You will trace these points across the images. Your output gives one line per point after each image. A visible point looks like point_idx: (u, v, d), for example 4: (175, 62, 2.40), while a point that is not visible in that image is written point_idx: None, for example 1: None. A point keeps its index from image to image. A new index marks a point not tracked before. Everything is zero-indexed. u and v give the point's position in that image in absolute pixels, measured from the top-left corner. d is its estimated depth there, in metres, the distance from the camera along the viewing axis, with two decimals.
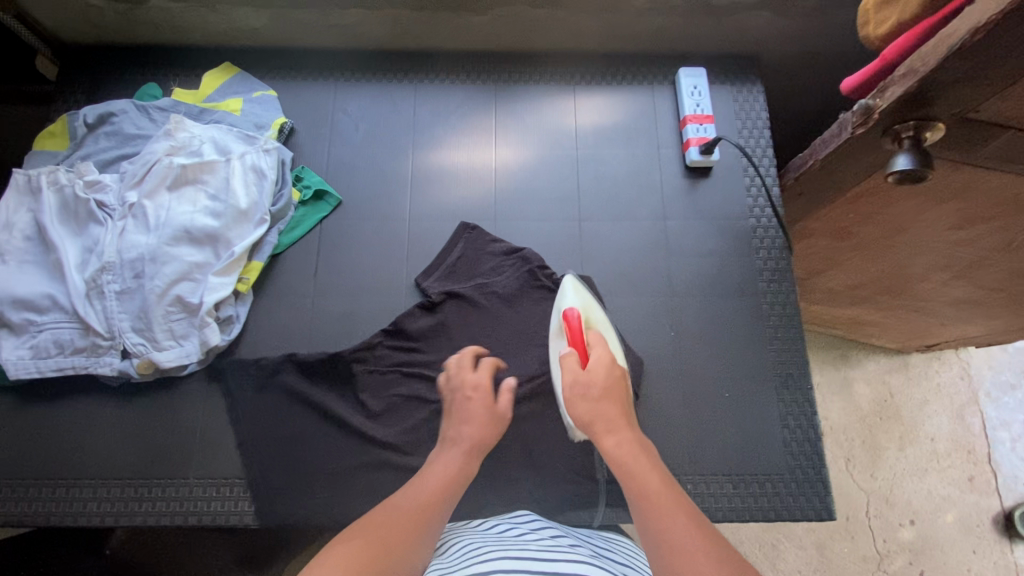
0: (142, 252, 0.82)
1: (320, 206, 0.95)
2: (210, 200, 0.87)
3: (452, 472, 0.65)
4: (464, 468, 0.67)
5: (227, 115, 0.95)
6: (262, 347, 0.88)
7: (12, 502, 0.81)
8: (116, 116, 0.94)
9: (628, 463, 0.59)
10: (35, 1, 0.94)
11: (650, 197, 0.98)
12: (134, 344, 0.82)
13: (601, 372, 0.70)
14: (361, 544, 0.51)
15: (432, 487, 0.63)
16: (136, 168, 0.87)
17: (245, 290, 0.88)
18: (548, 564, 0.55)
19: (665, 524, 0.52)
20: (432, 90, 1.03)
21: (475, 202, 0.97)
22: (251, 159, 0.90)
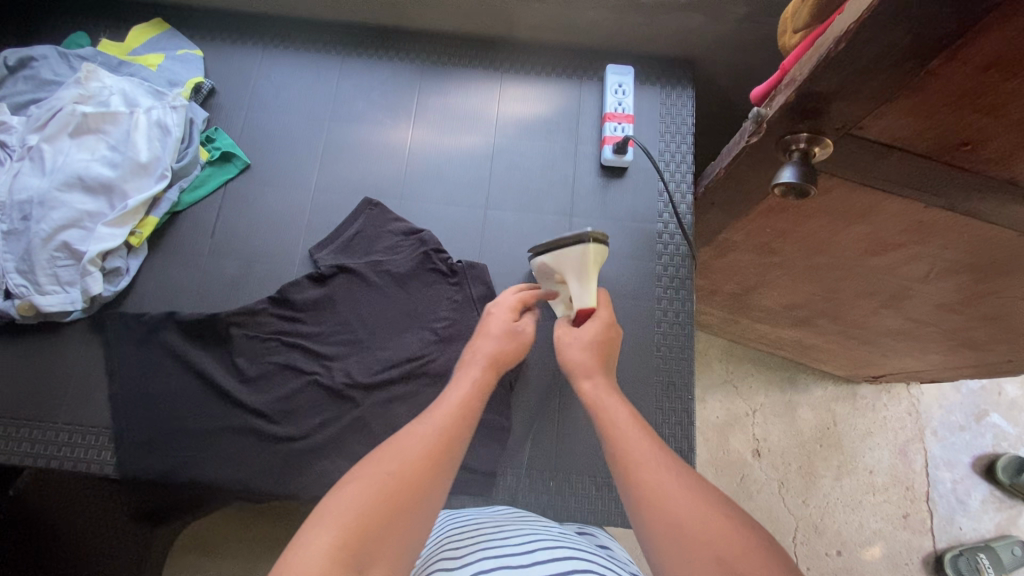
0: (32, 195, 0.83)
1: (227, 168, 0.95)
2: (110, 150, 0.87)
3: (466, 396, 0.65)
4: (481, 379, 0.68)
5: (142, 69, 0.95)
6: (150, 303, 0.89)
7: None
8: (36, 60, 0.95)
9: (602, 400, 0.65)
10: None
11: (560, 192, 0.96)
12: (14, 286, 0.82)
13: (594, 330, 0.73)
14: (373, 488, 0.52)
15: (445, 415, 0.62)
16: (42, 112, 0.88)
17: (137, 244, 0.88)
18: (521, 556, 0.55)
19: (631, 454, 0.58)
20: (361, 65, 1.02)
21: (385, 180, 0.96)
22: (157, 114, 0.90)
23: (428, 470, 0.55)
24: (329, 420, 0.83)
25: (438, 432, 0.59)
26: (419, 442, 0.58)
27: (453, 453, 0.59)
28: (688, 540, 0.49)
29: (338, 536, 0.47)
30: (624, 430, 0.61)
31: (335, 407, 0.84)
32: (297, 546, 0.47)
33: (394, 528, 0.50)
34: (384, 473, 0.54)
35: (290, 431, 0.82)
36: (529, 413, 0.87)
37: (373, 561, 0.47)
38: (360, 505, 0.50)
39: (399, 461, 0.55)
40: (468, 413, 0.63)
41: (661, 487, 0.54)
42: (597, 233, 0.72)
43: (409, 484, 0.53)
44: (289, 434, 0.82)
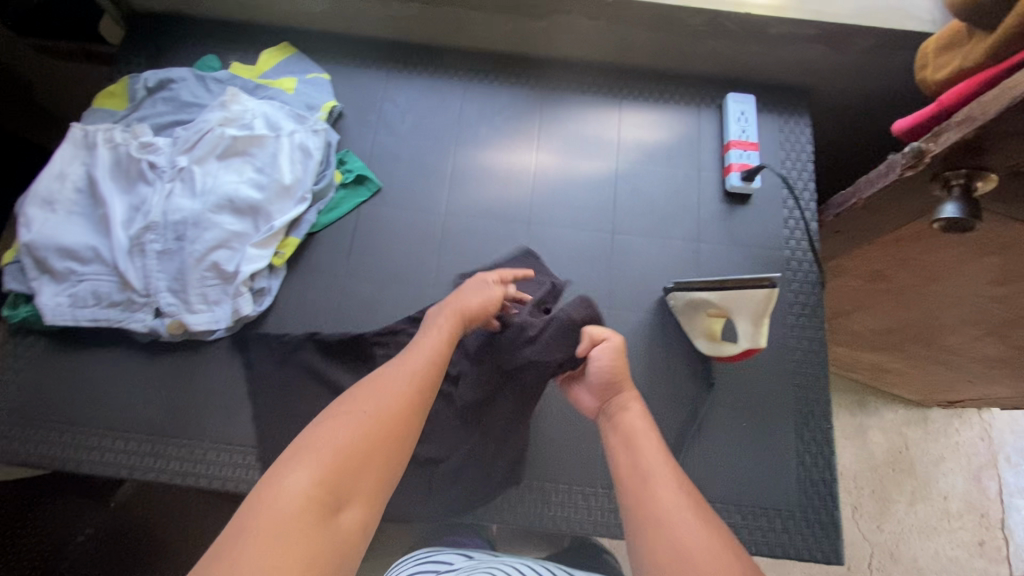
0: (185, 216, 0.86)
1: (359, 191, 0.97)
2: (256, 172, 0.90)
3: (441, 343, 0.66)
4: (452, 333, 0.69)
5: (280, 93, 0.97)
6: (289, 323, 0.90)
7: (41, 443, 0.83)
8: (175, 83, 0.97)
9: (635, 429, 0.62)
10: None
11: (684, 218, 0.97)
12: (166, 304, 0.85)
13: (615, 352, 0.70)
14: (353, 430, 0.53)
15: (419, 361, 0.63)
16: (189, 134, 0.91)
17: (279, 264, 0.90)
18: None
19: (662, 492, 0.55)
20: (479, 88, 1.04)
21: (511, 203, 0.98)
22: (299, 138, 0.93)
23: (407, 414, 0.57)
24: (473, 442, 0.84)
25: (409, 383, 0.60)
26: (393, 389, 0.58)
27: (424, 398, 0.60)
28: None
29: (314, 476, 0.49)
30: (656, 484, 0.56)
31: (477, 430, 0.85)
32: (274, 484, 0.48)
33: (367, 471, 0.52)
34: (358, 418, 0.55)
35: (434, 452, 0.84)
36: (669, 443, 0.85)
37: (350, 500, 0.50)
38: (335, 443, 0.52)
39: (377, 405, 0.56)
40: (436, 359, 0.64)
41: (682, 531, 0.51)
42: (771, 292, 0.68)
43: (388, 429, 0.55)
44: (436, 455, 0.83)
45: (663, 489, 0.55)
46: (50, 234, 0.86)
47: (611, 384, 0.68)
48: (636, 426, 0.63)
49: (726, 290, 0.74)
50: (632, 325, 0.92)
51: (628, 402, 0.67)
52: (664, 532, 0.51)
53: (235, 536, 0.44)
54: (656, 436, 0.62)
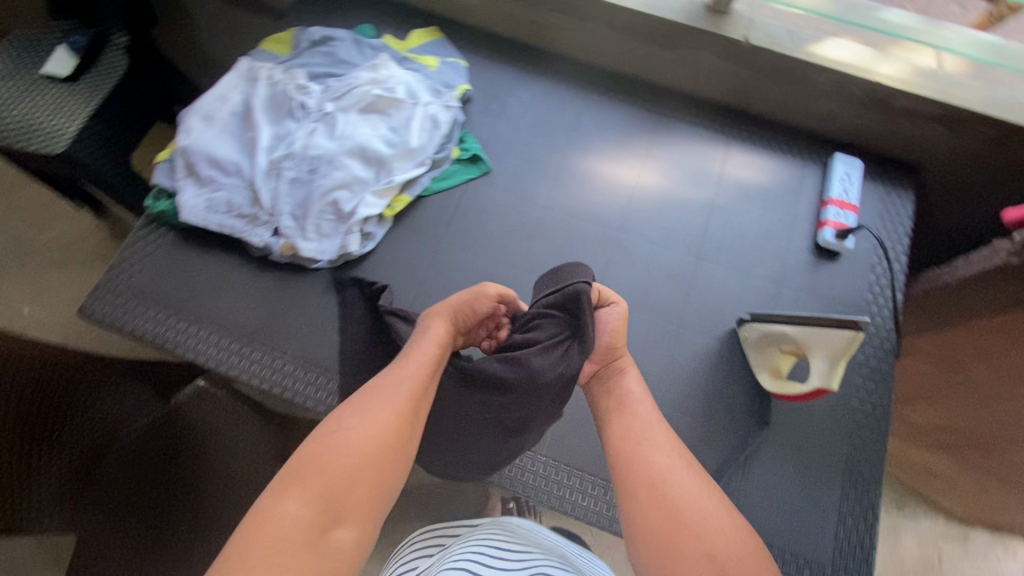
0: (322, 154, 0.96)
1: (471, 168, 1.05)
2: (389, 131, 0.99)
3: (429, 360, 0.67)
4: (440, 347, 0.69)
5: (423, 67, 1.07)
6: (382, 270, 0.98)
7: (150, 321, 0.93)
8: (335, 41, 1.09)
9: (629, 396, 0.68)
10: None
11: (769, 260, 1.00)
12: (285, 226, 0.94)
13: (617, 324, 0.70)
14: (343, 456, 0.56)
15: (409, 379, 0.64)
16: (339, 86, 1.01)
17: (387, 216, 0.98)
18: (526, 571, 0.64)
19: (656, 457, 0.62)
20: (597, 101, 1.11)
21: (605, 209, 1.03)
22: (432, 109, 1.02)
23: (395, 439, 0.59)
24: None
25: (399, 407, 0.61)
26: (383, 412, 0.60)
27: (412, 420, 0.62)
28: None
29: (309, 502, 0.52)
30: (648, 446, 0.63)
31: None
32: (272, 512, 0.51)
33: (359, 492, 0.55)
34: (348, 444, 0.57)
35: None
36: (710, 467, 0.86)
37: (344, 519, 0.54)
38: (328, 471, 0.55)
39: (367, 431, 0.58)
40: (425, 378, 0.65)
41: (682, 494, 0.59)
42: (859, 334, 0.73)
43: (379, 453, 0.57)
44: None
45: (658, 452, 0.62)
46: (204, 145, 0.98)
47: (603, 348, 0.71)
48: (630, 391, 0.69)
49: (804, 326, 0.78)
50: (697, 348, 0.94)
51: (626, 368, 0.71)
52: (660, 491, 0.59)
53: (237, 556, 0.47)
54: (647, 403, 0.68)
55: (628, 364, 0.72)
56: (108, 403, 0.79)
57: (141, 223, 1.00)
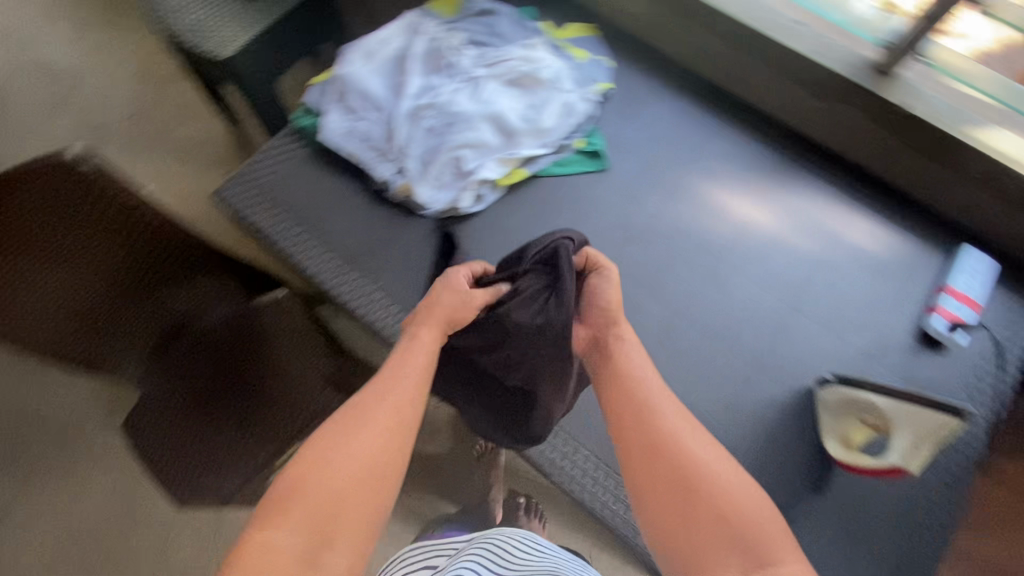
0: (460, 113, 1.01)
1: (590, 162, 1.06)
2: (526, 107, 1.03)
3: (415, 378, 0.70)
4: (425, 363, 0.72)
5: (573, 57, 1.10)
6: (481, 232, 1.01)
7: (271, 220, 1.02)
8: (498, 14, 1.14)
9: (633, 359, 0.71)
10: None
11: (865, 332, 0.96)
12: (409, 168, 1.00)
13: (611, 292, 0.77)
14: (329, 482, 0.59)
15: (394, 395, 0.68)
16: (493, 56, 1.06)
17: (502, 184, 1.01)
18: None
19: (660, 419, 0.65)
20: (728, 132, 1.11)
21: (708, 235, 1.03)
22: (572, 98, 1.05)
23: (381, 461, 0.62)
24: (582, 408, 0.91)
25: (383, 429, 0.64)
26: (367, 438, 0.63)
27: (396, 438, 0.64)
28: (701, 538, 0.57)
29: (302, 528, 0.55)
30: (653, 408, 0.66)
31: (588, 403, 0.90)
32: (268, 541, 0.54)
33: (351, 516, 0.58)
34: (335, 470, 0.60)
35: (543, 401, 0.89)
36: None
37: (339, 541, 0.56)
38: (315, 499, 0.58)
39: (354, 456, 0.61)
40: (409, 398, 0.68)
41: (688, 454, 0.62)
42: (961, 424, 0.74)
43: (366, 477, 0.61)
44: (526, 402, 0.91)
45: (661, 414, 0.65)
46: (359, 77, 1.05)
47: (602, 316, 0.76)
48: (630, 354, 0.72)
49: (903, 404, 0.77)
50: (767, 397, 0.91)
51: (624, 332, 0.74)
52: (669, 451, 0.63)
53: None
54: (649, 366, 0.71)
55: (619, 322, 0.75)
56: (183, 292, 0.96)
57: (284, 132, 1.09)
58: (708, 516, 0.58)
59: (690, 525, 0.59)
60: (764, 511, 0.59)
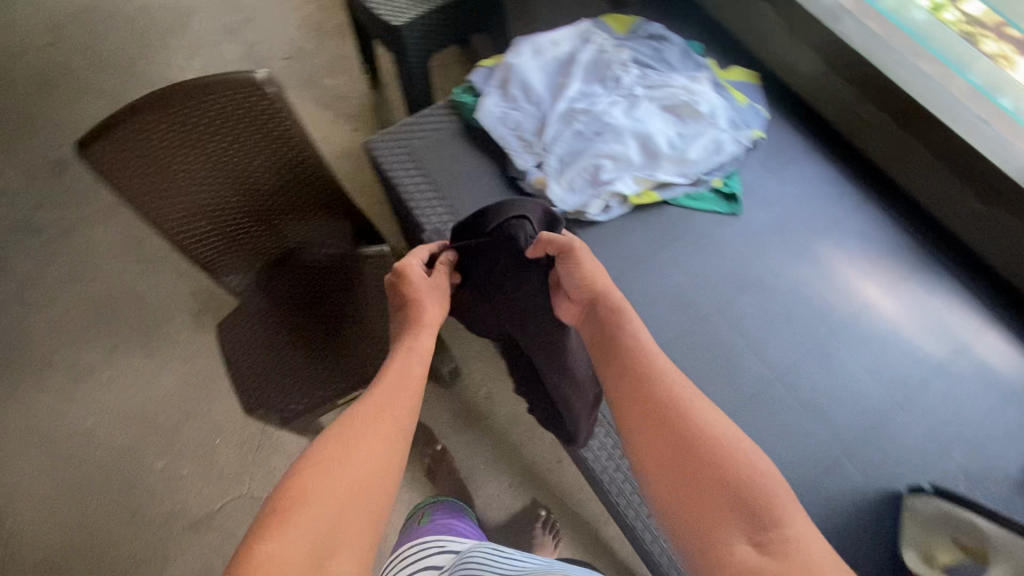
0: (611, 124, 1.03)
1: (722, 203, 1.06)
2: (675, 134, 1.04)
3: (410, 393, 0.76)
4: (418, 379, 0.79)
5: (732, 99, 1.11)
6: (597, 242, 1.03)
7: (410, 179, 1.08)
8: (669, 41, 1.16)
9: (635, 332, 0.76)
10: None
11: (970, 454, 0.90)
12: (549, 164, 1.03)
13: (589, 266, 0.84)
14: (333, 490, 0.64)
15: (389, 406, 0.74)
16: (655, 79, 1.09)
17: (632, 202, 1.03)
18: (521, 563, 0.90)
19: (666, 391, 0.70)
20: (870, 211, 1.08)
21: (823, 307, 0.99)
22: (722, 137, 1.05)
23: (379, 472, 0.68)
24: None
25: (380, 443, 0.70)
26: (364, 449, 0.68)
27: (396, 444, 0.71)
28: (703, 499, 0.62)
29: (308, 536, 0.59)
30: (661, 377, 0.71)
31: None
32: (278, 552, 0.57)
33: (349, 527, 0.62)
34: (337, 480, 0.65)
35: None
36: None
37: (340, 552, 0.60)
38: (319, 509, 0.62)
39: (354, 470, 0.66)
40: (408, 407, 0.75)
41: (693, 423, 0.67)
42: None
43: (365, 488, 0.65)
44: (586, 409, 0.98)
45: (663, 386, 0.71)
46: (524, 70, 1.11)
47: (585, 290, 0.83)
48: (630, 328, 0.77)
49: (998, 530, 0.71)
50: (844, 487, 0.88)
51: (618, 303, 0.80)
52: (674, 420, 0.67)
53: None
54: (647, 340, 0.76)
55: (620, 301, 0.81)
56: (296, 226, 1.24)
57: (441, 103, 1.16)
58: (712, 481, 0.62)
59: (694, 486, 0.63)
60: (769, 482, 0.62)
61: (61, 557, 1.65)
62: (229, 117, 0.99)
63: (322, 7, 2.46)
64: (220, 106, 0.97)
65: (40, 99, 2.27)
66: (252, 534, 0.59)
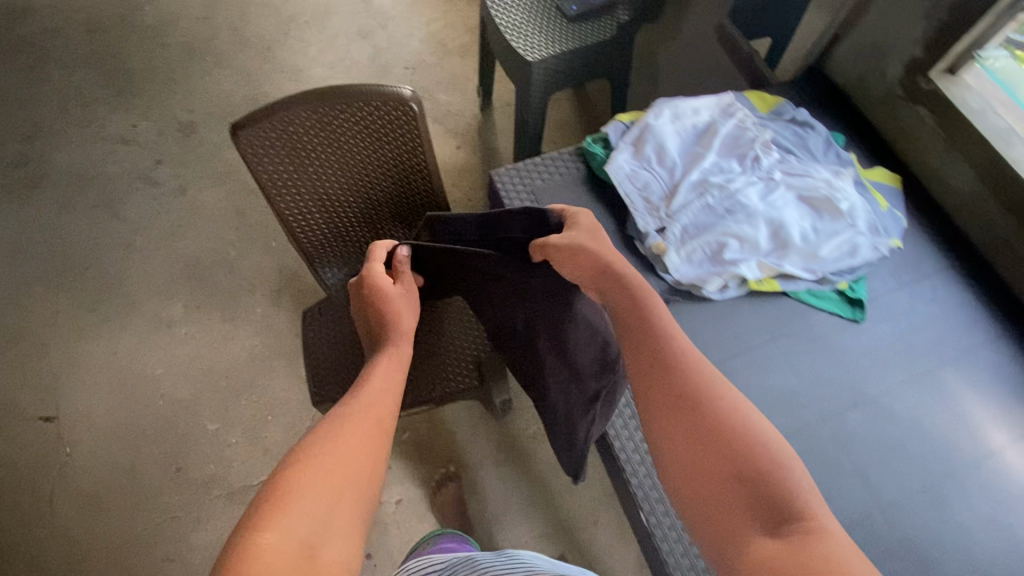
0: (745, 203, 1.00)
1: (845, 307, 1.01)
2: (810, 227, 0.99)
3: (390, 392, 0.82)
4: (398, 378, 0.87)
5: (875, 202, 1.06)
6: (707, 319, 1.00)
7: None
8: (814, 130, 1.13)
9: (657, 324, 0.80)
10: (855, 51, 1.21)
11: None
12: (672, 232, 1.02)
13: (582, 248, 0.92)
14: (322, 477, 0.66)
15: (373, 405, 0.79)
16: (796, 167, 1.05)
17: (752, 287, 0.99)
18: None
19: (691, 381, 0.73)
20: (1008, 347, 1.00)
21: (942, 441, 0.92)
22: (861, 240, 0.99)
23: (364, 462, 0.71)
24: None
25: (364, 434, 0.74)
26: (349, 439, 0.72)
27: (382, 433, 0.77)
28: (718, 488, 0.66)
29: (299, 518, 0.61)
30: (686, 371, 0.75)
31: None
32: (270, 536, 0.58)
33: (338, 512, 0.64)
34: (324, 466, 0.67)
35: None
36: None
37: (329, 540, 0.61)
38: (305, 494, 0.63)
39: (340, 459, 0.69)
40: (392, 402, 0.82)
41: (715, 413, 0.70)
42: None
43: (352, 476, 0.68)
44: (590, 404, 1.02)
45: (685, 375, 0.74)
46: (661, 132, 1.10)
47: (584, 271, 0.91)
48: (653, 322, 0.82)
49: None
50: None
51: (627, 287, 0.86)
52: (696, 410, 0.71)
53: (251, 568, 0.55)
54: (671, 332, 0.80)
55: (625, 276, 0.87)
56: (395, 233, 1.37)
57: (571, 149, 1.18)
58: (728, 471, 0.66)
59: (714, 474, 0.66)
60: (787, 476, 0.65)
61: (106, 494, 1.72)
62: (364, 125, 1.14)
63: (451, 25, 2.58)
64: (359, 116, 1.13)
65: (183, 65, 2.46)
66: (243, 528, 0.60)
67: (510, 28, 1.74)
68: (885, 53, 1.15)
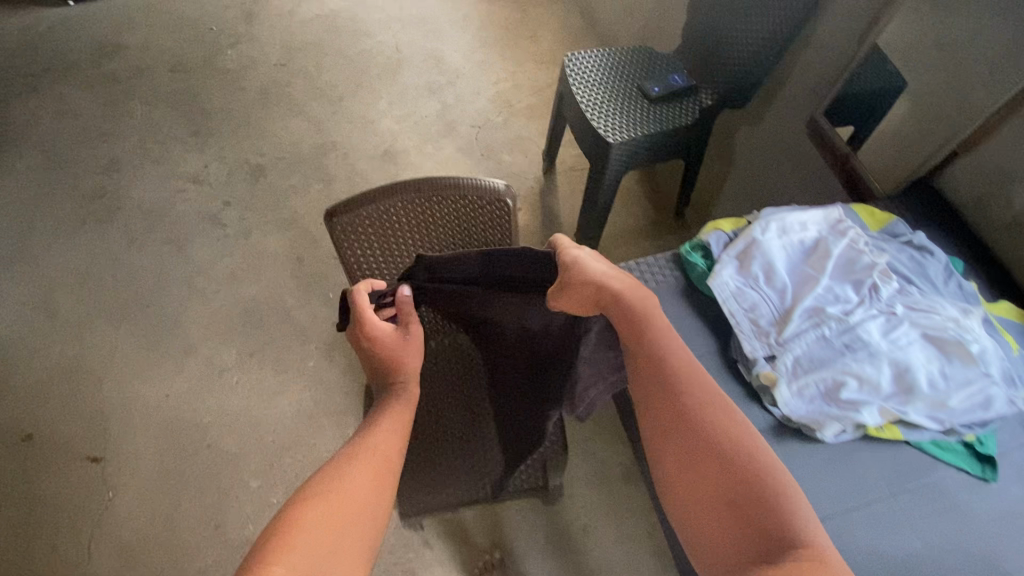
0: (865, 340, 0.94)
1: (972, 463, 0.92)
2: (938, 372, 0.92)
3: (395, 433, 0.82)
4: (405, 418, 0.86)
5: (1006, 347, 0.97)
6: (820, 460, 0.92)
7: None
8: (932, 255, 1.06)
9: (659, 351, 0.79)
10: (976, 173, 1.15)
11: None
12: (783, 362, 0.96)
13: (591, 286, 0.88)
14: (323, 513, 0.65)
15: (379, 446, 0.78)
16: (919, 300, 0.98)
17: (870, 433, 0.92)
18: None
19: (689, 408, 0.73)
20: None
21: None
22: (996, 391, 0.90)
23: (366, 506, 0.70)
24: None
25: (369, 473, 0.73)
26: (353, 479, 0.71)
27: (388, 476, 0.76)
28: (716, 521, 0.66)
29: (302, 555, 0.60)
30: (687, 399, 0.74)
31: None
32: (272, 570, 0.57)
33: (337, 553, 0.63)
34: (327, 505, 0.66)
35: None
36: None
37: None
38: (306, 530, 0.62)
39: (343, 498, 0.68)
40: (398, 444, 0.81)
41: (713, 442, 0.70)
42: None
43: (353, 519, 0.67)
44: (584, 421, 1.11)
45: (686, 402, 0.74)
46: (769, 250, 1.05)
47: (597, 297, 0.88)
48: (658, 350, 0.80)
49: None
50: None
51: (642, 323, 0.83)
52: (693, 438, 0.71)
53: None
54: (675, 359, 0.79)
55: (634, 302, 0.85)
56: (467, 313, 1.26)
57: (668, 255, 1.15)
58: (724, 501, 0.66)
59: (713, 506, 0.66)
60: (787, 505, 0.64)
61: (142, 544, 1.68)
62: (461, 216, 1.13)
63: (519, 86, 2.61)
64: (461, 209, 1.12)
65: (258, 109, 2.53)
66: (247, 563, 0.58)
67: (591, 105, 1.74)
68: (1013, 180, 1.09)
